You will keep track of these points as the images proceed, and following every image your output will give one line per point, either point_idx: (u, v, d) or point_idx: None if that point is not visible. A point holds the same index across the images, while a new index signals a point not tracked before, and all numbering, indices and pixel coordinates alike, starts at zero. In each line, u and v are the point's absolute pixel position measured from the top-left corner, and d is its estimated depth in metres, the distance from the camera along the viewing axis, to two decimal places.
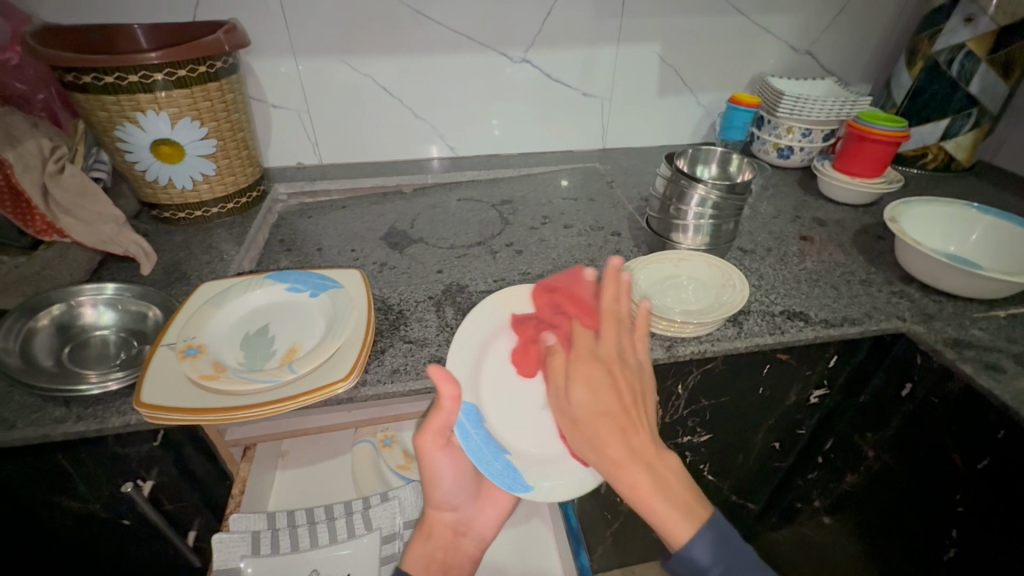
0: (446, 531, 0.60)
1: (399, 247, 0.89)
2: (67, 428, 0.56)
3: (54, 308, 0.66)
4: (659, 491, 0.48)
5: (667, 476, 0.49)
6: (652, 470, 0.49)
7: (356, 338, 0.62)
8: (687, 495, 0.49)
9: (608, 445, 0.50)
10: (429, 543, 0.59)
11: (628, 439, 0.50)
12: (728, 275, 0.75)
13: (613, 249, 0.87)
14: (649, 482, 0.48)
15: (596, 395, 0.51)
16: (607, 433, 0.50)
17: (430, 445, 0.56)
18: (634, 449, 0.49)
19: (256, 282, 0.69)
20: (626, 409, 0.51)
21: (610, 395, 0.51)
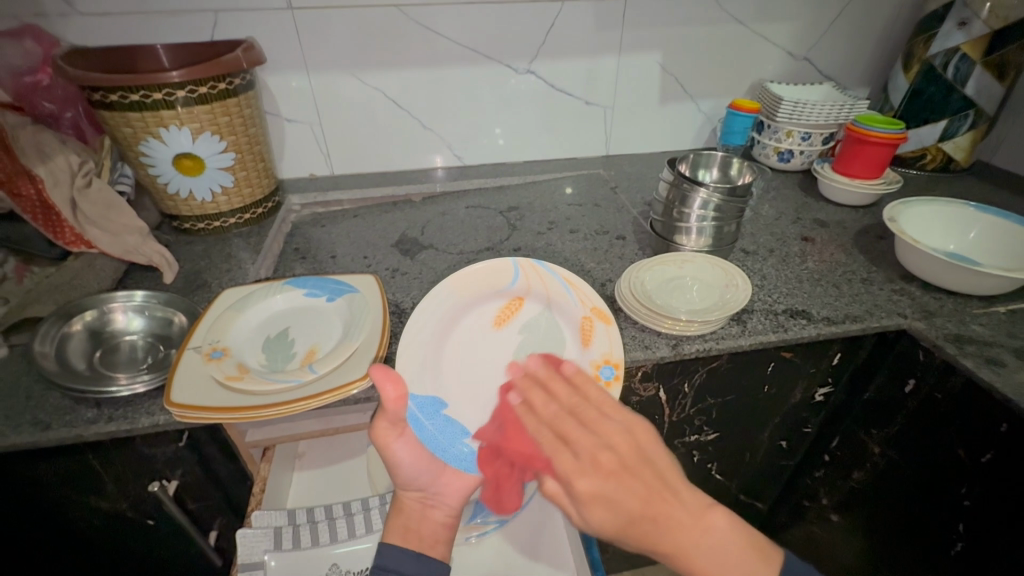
0: (416, 505, 0.60)
1: (411, 253, 0.92)
2: (99, 428, 0.59)
3: (87, 313, 0.69)
4: (721, 561, 0.46)
5: (722, 539, 0.47)
6: (706, 547, 0.46)
7: (373, 339, 0.64)
8: (750, 547, 0.47)
9: (653, 547, 0.46)
10: (403, 518, 0.59)
11: (673, 532, 0.46)
12: (731, 275, 0.77)
13: (618, 252, 0.90)
14: (708, 560, 0.46)
15: (616, 511, 0.46)
16: (647, 538, 0.46)
17: (385, 437, 0.57)
18: (682, 539, 0.46)
19: (276, 287, 0.72)
20: (654, 500, 0.47)
21: (630, 500, 0.47)
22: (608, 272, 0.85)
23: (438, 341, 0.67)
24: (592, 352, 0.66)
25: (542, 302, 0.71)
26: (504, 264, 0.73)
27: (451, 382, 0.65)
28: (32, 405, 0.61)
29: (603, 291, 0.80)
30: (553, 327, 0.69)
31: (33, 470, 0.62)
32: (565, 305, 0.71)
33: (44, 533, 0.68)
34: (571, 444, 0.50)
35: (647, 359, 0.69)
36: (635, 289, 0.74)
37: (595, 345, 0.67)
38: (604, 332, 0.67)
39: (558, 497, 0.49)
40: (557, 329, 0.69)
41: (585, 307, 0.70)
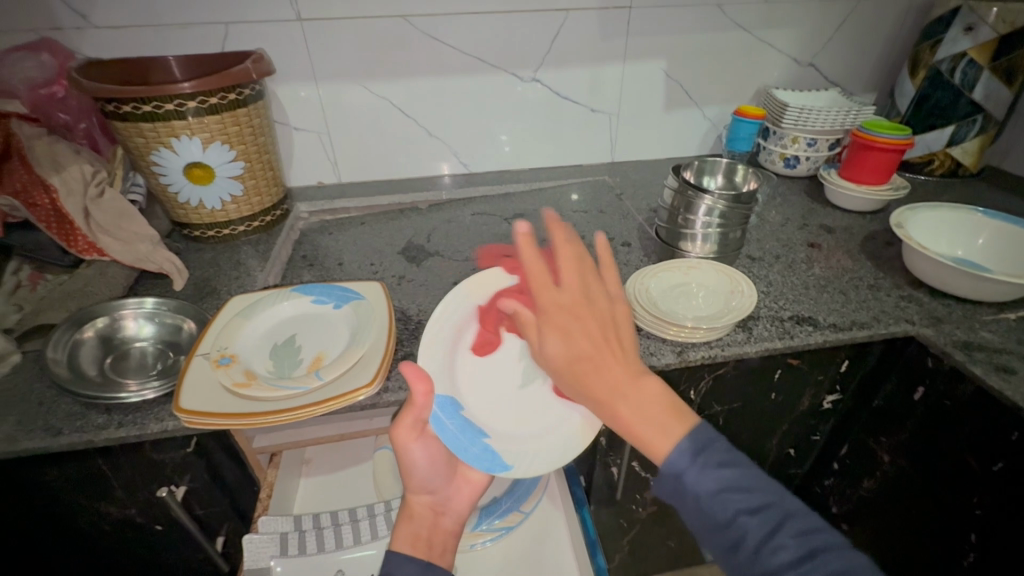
0: (426, 512, 0.61)
1: (416, 261, 0.93)
2: (110, 434, 0.60)
3: (98, 320, 0.70)
4: (641, 414, 0.48)
5: (647, 398, 0.49)
6: (628, 398, 0.48)
7: (379, 346, 0.65)
8: (668, 410, 0.48)
9: (585, 386, 0.50)
10: (412, 525, 0.59)
11: (603, 374, 0.50)
12: (736, 281, 0.77)
13: (623, 259, 0.90)
14: (630, 410, 0.48)
15: (570, 343, 0.51)
16: (587, 374, 0.50)
17: (406, 436, 0.58)
18: (613, 382, 0.49)
19: (283, 294, 0.73)
20: (602, 347, 0.51)
21: (583, 337, 0.51)
22: None
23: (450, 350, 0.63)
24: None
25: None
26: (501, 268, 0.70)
27: (463, 388, 0.62)
28: (44, 411, 0.62)
29: None
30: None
31: (45, 475, 0.63)
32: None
33: (55, 538, 0.69)
34: (560, 283, 0.54)
35: (652, 366, 0.69)
36: (640, 296, 0.74)
37: None
38: None
39: (530, 327, 0.56)
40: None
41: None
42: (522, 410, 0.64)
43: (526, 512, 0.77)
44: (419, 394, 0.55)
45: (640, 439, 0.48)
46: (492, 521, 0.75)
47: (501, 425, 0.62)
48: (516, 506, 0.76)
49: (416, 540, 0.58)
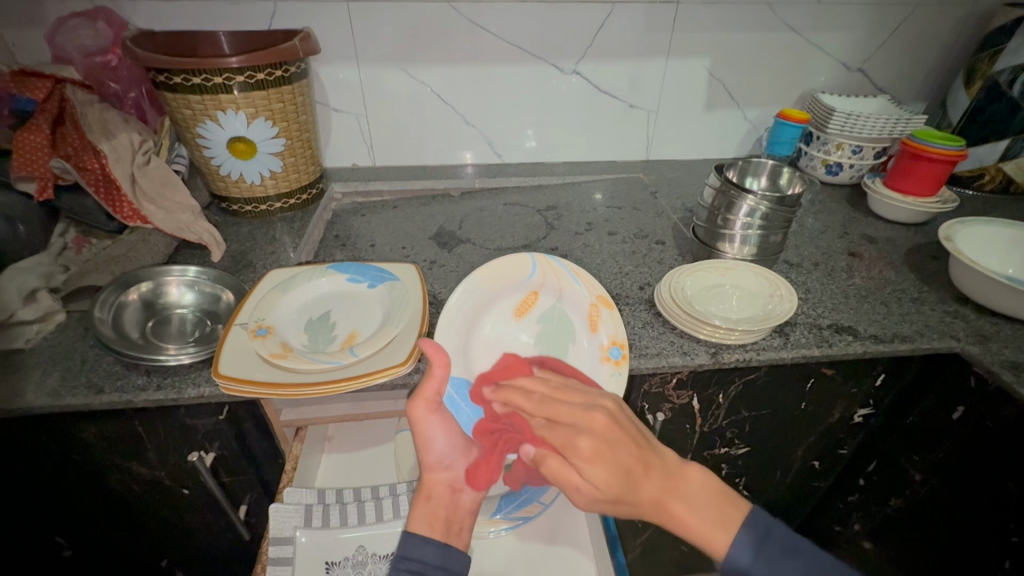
0: (444, 491, 0.57)
1: (448, 246, 0.93)
2: (148, 395, 0.61)
3: (143, 285, 0.72)
4: (697, 512, 0.51)
5: (695, 496, 0.52)
6: (682, 492, 0.51)
7: (412, 327, 0.65)
8: (717, 499, 0.52)
9: (646, 494, 0.51)
10: (431, 505, 0.57)
11: (655, 478, 0.52)
12: (775, 285, 0.75)
13: (656, 257, 0.88)
14: (686, 507, 0.51)
15: (610, 465, 0.51)
16: (640, 489, 0.51)
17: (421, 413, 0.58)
18: (664, 487, 0.52)
19: (320, 270, 0.73)
20: (643, 457, 0.53)
21: (618, 454, 0.52)
22: (646, 276, 0.84)
23: (473, 330, 0.69)
24: (600, 336, 0.69)
25: (557, 294, 0.71)
26: (520, 255, 0.71)
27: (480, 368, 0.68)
28: (87, 368, 0.64)
29: (642, 295, 0.79)
30: (566, 319, 0.71)
31: (86, 432, 0.65)
32: (574, 294, 0.71)
33: (92, 495, 0.71)
34: (560, 419, 0.55)
35: (685, 365, 0.68)
36: (676, 294, 0.73)
37: (602, 327, 0.69)
38: (608, 317, 0.69)
39: (557, 468, 0.52)
40: (567, 319, 0.71)
41: (593, 294, 0.71)
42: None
43: (546, 504, 0.75)
44: (435, 368, 0.57)
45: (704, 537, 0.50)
46: (511, 511, 0.74)
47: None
48: (535, 497, 0.74)
49: (431, 521, 0.56)
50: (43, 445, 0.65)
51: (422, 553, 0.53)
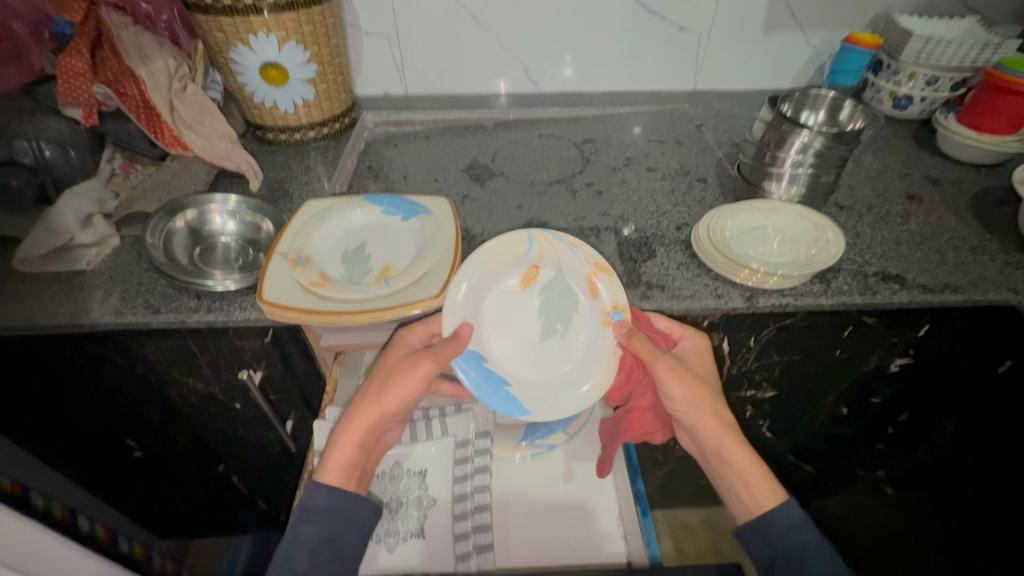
0: (371, 441, 0.62)
1: (481, 180, 0.91)
2: (200, 317, 0.65)
3: (188, 212, 0.73)
4: (748, 469, 0.61)
5: (747, 470, 0.62)
6: (739, 447, 0.62)
7: (446, 261, 0.65)
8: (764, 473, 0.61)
9: (720, 460, 0.63)
10: (358, 450, 0.61)
11: (723, 424, 0.63)
12: (821, 229, 0.71)
13: (697, 195, 0.85)
14: (740, 461, 0.62)
15: (694, 398, 0.63)
16: (706, 422, 0.63)
17: (419, 375, 0.61)
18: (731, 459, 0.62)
19: (355, 203, 0.74)
20: (720, 408, 0.63)
21: (703, 398, 0.63)
22: (685, 215, 0.81)
23: (472, 310, 0.63)
24: (601, 301, 0.64)
25: (556, 265, 0.65)
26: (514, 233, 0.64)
27: (487, 336, 0.65)
28: (143, 290, 0.68)
29: (678, 235, 0.76)
30: (569, 289, 0.65)
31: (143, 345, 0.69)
32: (573, 265, 0.65)
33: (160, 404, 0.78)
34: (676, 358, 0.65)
35: (718, 309, 0.67)
36: (714, 236, 0.71)
37: (603, 293, 0.64)
38: (608, 282, 0.64)
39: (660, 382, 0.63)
40: (569, 291, 0.65)
41: (591, 263, 0.65)
42: (541, 360, 0.65)
43: (570, 434, 0.77)
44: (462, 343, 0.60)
45: (734, 507, 0.63)
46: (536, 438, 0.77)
47: (515, 367, 0.65)
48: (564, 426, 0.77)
49: (342, 465, 0.60)
50: (111, 358, 0.71)
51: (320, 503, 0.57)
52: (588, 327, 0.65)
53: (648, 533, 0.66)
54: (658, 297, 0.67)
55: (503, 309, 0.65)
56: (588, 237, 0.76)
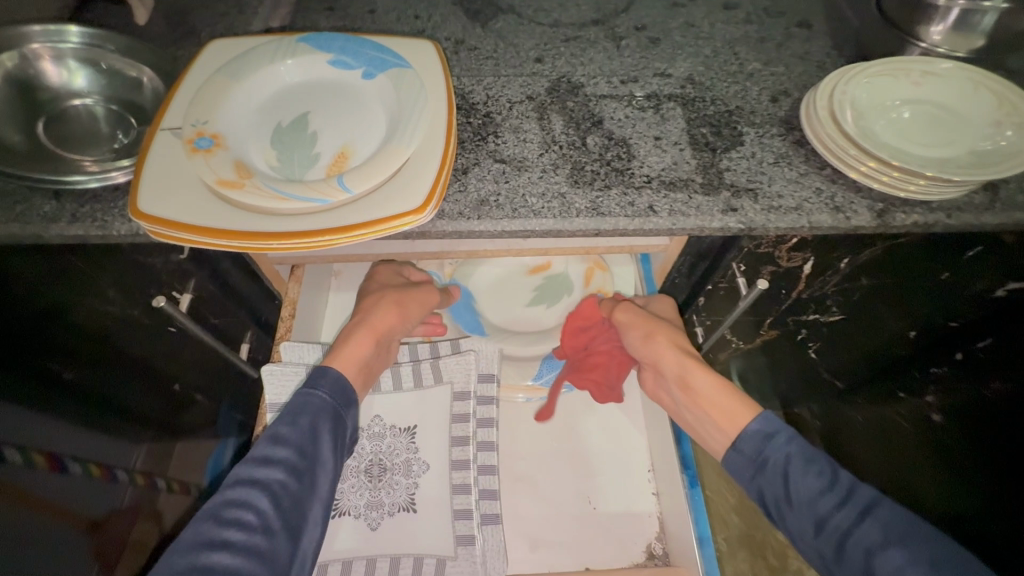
0: (383, 342, 0.54)
1: (482, 18, 0.62)
2: (63, 231, 0.43)
3: (4, 58, 0.46)
4: (712, 400, 0.49)
5: (708, 395, 0.50)
6: (703, 375, 0.51)
7: (431, 150, 0.42)
8: (732, 400, 0.49)
9: (686, 402, 0.52)
10: (373, 342, 0.52)
11: (681, 355, 0.53)
12: (1003, 103, 0.47)
13: (800, 49, 0.58)
14: (703, 390, 0.50)
15: (643, 334, 0.56)
16: (660, 352, 0.54)
17: (425, 300, 0.58)
18: (693, 382, 0.51)
19: (288, 47, 0.47)
20: (683, 345, 0.54)
21: (657, 333, 0.55)
22: (783, 80, 0.55)
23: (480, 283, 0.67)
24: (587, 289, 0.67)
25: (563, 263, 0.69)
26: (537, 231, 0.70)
27: (484, 297, 0.68)
28: None
29: (774, 112, 0.52)
30: (566, 281, 0.68)
31: (43, 279, 0.47)
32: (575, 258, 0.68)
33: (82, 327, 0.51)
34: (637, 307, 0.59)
35: (833, 229, 0.46)
36: (839, 114, 0.47)
37: (594, 284, 0.67)
38: (603, 278, 0.67)
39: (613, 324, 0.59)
40: (568, 283, 0.68)
41: (590, 259, 0.68)
42: (520, 321, 0.67)
43: None
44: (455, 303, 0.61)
45: (716, 445, 0.49)
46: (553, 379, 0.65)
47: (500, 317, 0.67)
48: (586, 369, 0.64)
49: (355, 360, 0.50)
50: None
51: (324, 392, 0.46)
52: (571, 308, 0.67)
53: (695, 509, 0.57)
54: (747, 209, 0.45)
55: (505, 282, 0.69)
56: (643, 110, 0.52)
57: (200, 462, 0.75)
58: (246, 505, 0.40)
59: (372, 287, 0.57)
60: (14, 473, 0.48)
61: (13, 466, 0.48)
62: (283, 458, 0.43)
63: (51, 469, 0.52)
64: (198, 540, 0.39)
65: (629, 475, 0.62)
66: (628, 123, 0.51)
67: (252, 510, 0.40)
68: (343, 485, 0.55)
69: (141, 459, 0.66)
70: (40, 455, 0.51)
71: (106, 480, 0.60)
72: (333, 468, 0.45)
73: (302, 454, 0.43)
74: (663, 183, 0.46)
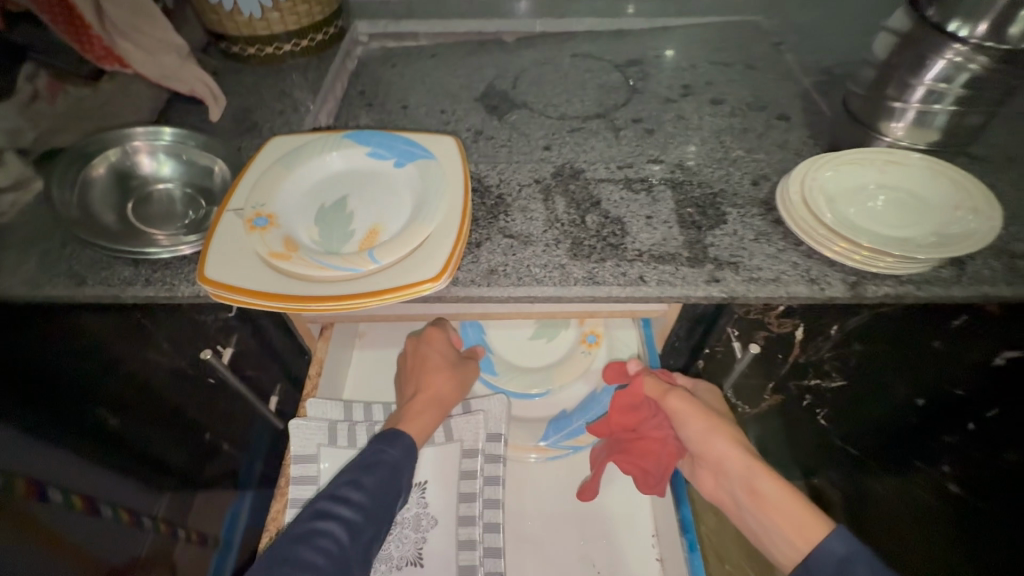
0: (443, 410, 0.60)
1: (499, 112, 0.72)
2: (137, 291, 0.51)
3: (110, 153, 0.57)
4: (780, 508, 0.48)
5: (779, 501, 0.48)
6: (770, 479, 0.50)
7: (449, 227, 0.49)
8: (801, 507, 0.47)
9: (748, 504, 0.50)
10: (435, 413, 0.58)
11: (742, 453, 0.51)
12: (960, 189, 0.52)
13: (778, 137, 0.65)
14: (770, 497, 0.49)
15: (703, 424, 0.54)
16: (719, 448, 0.52)
17: (470, 370, 0.64)
18: (763, 487, 0.49)
19: (335, 142, 0.57)
20: (741, 442, 0.53)
21: (718, 427, 0.53)
22: (762, 165, 0.62)
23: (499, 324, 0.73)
24: (584, 325, 0.73)
25: None
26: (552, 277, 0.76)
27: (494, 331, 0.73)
28: (68, 253, 0.54)
29: (754, 193, 0.58)
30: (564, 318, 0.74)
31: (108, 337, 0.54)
32: None
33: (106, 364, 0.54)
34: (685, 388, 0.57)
35: (810, 298, 0.50)
36: (810, 197, 0.53)
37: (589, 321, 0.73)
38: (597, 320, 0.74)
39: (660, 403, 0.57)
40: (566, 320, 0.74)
41: None
42: (521, 353, 0.73)
43: None
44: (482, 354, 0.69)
45: (781, 554, 0.48)
46: (560, 439, 0.67)
47: (502, 348, 0.73)
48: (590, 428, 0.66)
49: (422, 432, 0.57)
50: None
51: (398, 452, 0.53)
52: (566, 350, 0.73)
53: None
54: (729, 280, 0.51)
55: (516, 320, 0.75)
56: (637, 192, 0.59)
57: (220, 510, 0.76)
58: (326, 535, 0.47)
59: (428, 360, 0.61)
60: (57, 515, 0.49)
61: (53, 507, 0.49)
62: (358, 502, 0.49)
63: (88, 511, 0.53)
64: (284, 559, 0.45)
65: (632, 538, 0.63)
66: (622, 204, 0.57)
67: (330, 540, 0.46)
68: None
69: (164, 507, 0.65)
70: (77, 498, 0.52)
71: (131, 527, 0.59)
72: (390, 517, 0.52)
73: (375, 504, 0.50)
74: (653, 256, 0.52)
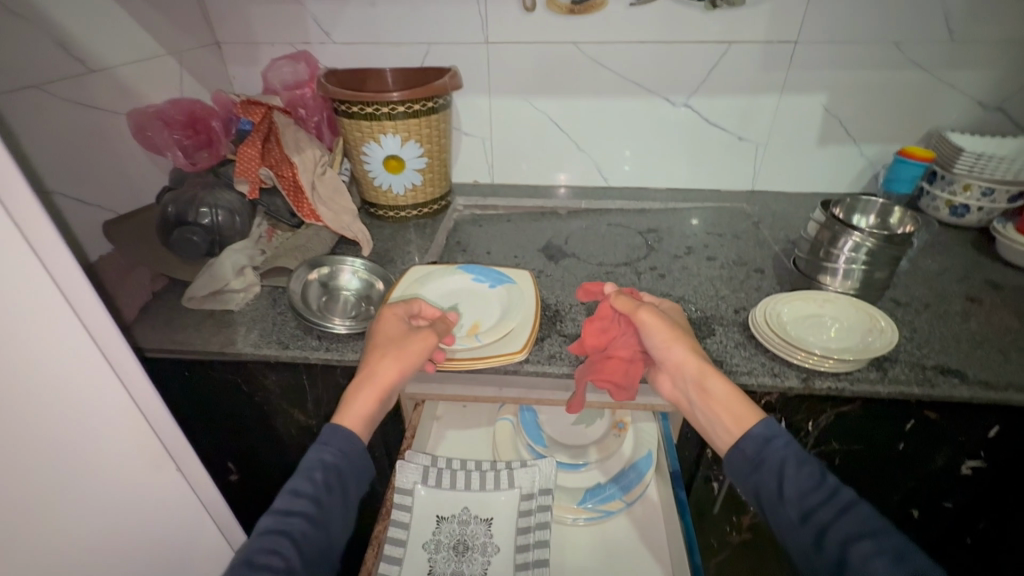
0: (394, 382, 0.66)
1: (555, 259, 1.03)
2: (320, 353, 0.78)
3: (323, 268, 0.90)
4: (722, 402, 0.62)
5: (723, 398, 0.62)
6: (720, 384, 0.62)
7: (527, 324, 0.76)
8: (740, 402, 0.61)
9: (702, 405, 0.64)
10: (375, 391, 0.64)
11: (698, 360, 0.65)
12: (875, 319, 0.77)
13: (755, 284, 0.92)
14: (716, 396, 0.62)
15: (667, 334, 0.67)
16: (677, 355, 0.66)
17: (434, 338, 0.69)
18: (710, 385, 0.63)
19: (452, 270, 0.88)
20: (696, 353, 0.66)
21: (677, 337, 0.67)
22: (743, 301, 0.88)
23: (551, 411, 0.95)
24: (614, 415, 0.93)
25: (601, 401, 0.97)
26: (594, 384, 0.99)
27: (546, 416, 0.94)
28: (277, 329, 0.83)
29: (736, 318, 0.83)
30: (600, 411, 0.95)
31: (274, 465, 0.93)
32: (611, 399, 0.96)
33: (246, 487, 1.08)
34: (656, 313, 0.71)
35: (775, 387, 0.72)
36: (771, 319, 0.78)
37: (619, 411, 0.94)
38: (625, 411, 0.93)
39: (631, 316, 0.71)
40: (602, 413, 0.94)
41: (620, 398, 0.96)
42: (568, 435, 0.92)
43: (629, 502, 0.83)
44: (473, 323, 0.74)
45: (721, 439, 0.62)
46: (598, 503, 0.83)
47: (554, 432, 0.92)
48: (621, 493, 0.83)
49: (361, 418, 0.63)
50: (238, 384, 0.84)
51: (332, 450, 0.60)
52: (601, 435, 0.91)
53: None
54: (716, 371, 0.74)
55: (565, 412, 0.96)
56: None
57: None
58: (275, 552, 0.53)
59: (380, 338, 0.68)
60: None
61: None
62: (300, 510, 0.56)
63: None
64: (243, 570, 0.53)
65: None
66: None
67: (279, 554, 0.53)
68: (438, 556, 0.76)
69: None
70: None
71: None
72: (340, 514, 0.59)
73: (317, 506, 0.57)
74: None
